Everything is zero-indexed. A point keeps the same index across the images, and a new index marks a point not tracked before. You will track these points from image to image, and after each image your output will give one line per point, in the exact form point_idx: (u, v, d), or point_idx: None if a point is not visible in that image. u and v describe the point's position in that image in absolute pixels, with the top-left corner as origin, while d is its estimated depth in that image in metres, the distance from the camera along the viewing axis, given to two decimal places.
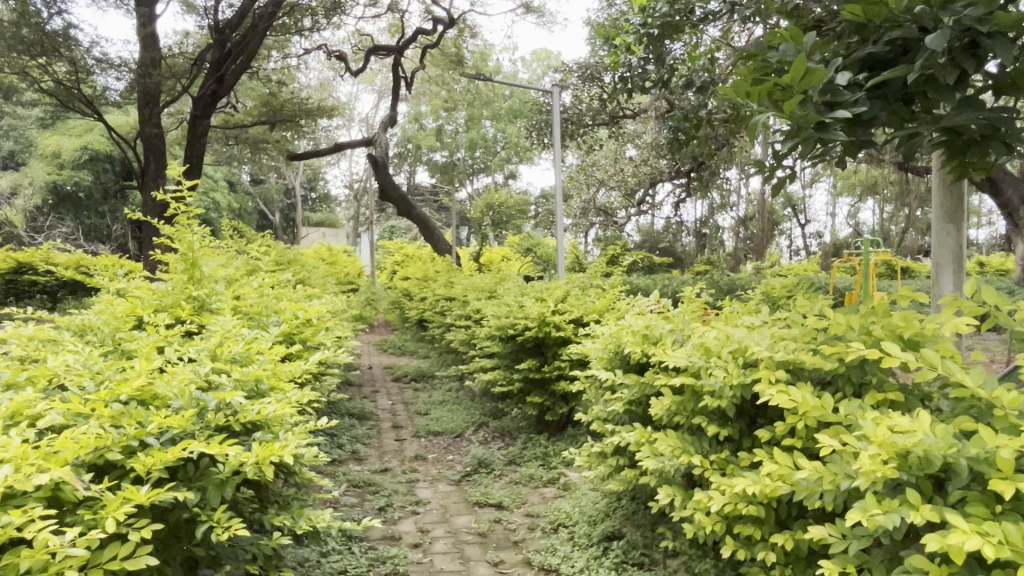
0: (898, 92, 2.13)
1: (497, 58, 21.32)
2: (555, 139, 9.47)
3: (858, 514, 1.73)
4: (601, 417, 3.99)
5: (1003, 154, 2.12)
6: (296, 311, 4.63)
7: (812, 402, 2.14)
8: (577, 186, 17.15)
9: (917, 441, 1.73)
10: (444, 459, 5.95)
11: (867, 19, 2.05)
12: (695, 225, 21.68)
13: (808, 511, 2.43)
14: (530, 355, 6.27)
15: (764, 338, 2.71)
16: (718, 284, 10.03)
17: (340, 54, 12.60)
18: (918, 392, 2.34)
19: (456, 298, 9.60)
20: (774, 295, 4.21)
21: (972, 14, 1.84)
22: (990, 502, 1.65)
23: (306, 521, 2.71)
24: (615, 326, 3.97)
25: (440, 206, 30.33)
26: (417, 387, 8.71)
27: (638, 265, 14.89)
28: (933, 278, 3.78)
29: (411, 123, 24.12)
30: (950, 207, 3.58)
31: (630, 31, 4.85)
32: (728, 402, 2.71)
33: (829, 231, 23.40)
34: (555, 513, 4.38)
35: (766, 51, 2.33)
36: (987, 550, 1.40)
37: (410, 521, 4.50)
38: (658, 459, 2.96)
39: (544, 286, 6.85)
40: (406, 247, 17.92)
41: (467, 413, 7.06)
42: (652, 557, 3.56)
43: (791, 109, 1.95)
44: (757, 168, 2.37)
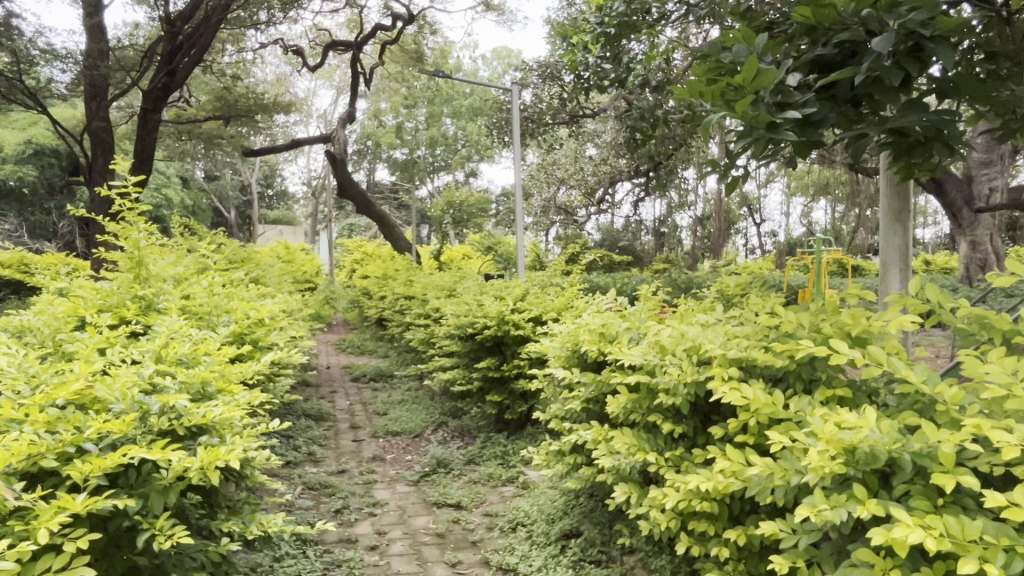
0: (846, 93, 2.17)
1: (457, 55, 21.20)
2: (515, 137, 9.46)
3: (806, 510, 1.75)
4: (559, 416, 3.99)
5: (946, 155, 2.17)
6: (247, 311, 4.53)
7: (762, 399, 2.16)
8: (537, 185, 17.16)
9: (863, 437, 1.75)
10: (402, 459, 5.89)
11: (817, 21, 2.10)
12: (653, 224, 21.97)
13: (761, 506, 2.46)
14: (489, 354, 6.25)
15: (717, 336, 2.74)
16: (676, 283, 10.13)
17: (296, 49, 12.35)
18: (865, 387, 2.38)
19: (415, 296, 9.52)
20: (730, 293, 4.24)
21: (916, 18, 1.89)
22: (933, 495, 1.68)
23: (257, 526, 2.66)
24: (573, 324, 3.98)
25: (400, 204, 30.05)
26: (375, 387, 8.60)
27: (598, 263, 14.98)
28: (881, 277, 3.87)
29: (370, 120, 23.87)
30: (897, 207, 3.66)
31: (588, 29, 4.85)
32: (683, 399, 2.73)
33: (783, 230, 23.89)
34: (513, 512, 4.36)
35: (720, 52, 2.35)
36: (928, 543, 1.42)
37: (367, 523, 4.44)
38: (615, 457, 2.96)
39: (503, 285, 6.82)
40: (364, 245, 17.71)
41: (426, 412, 7.00)
42: (609, 555, 3.57)
43: (743, 108, 1.97)
44: (713, 167, 2.39)
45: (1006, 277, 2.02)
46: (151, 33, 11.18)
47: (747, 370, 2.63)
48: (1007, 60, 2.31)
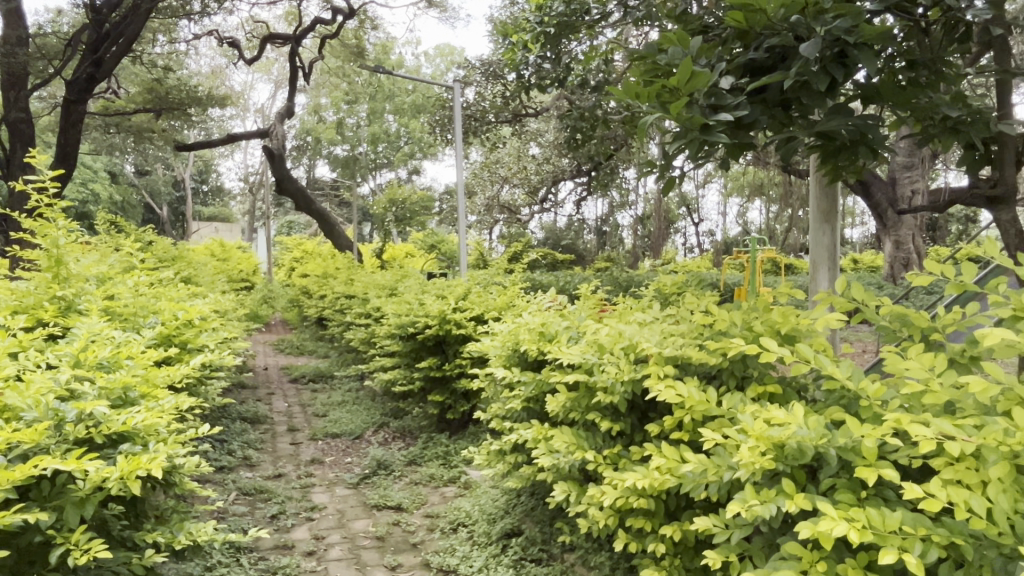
0: (776, 97, 2.23)
1: (400, 51, 20.96)
2: (458, 134, 9.42)
3: (737, 506, 1.78)
4: (500, 416, 3.98)
5: (870, 159, 2.25)
6: (175, 311, 4.39)
7: (696, 396, 2.20)
8: (481, 183, 17.12)
9: (791, 433, 1.80)
10: (342, 461, 5.78)
11: (748, 25, 2.15)
12: (595, 223, 22.27)
13: (695, 502, 2.50)
14: (430, 353, 6.19)
15: (653, 334, 2.78)
16: (618, 281, 10.26)
17: (232, 41, 11.94)
18: (795, 383, 2.44)
19: (356, 295, 9.37)
20: (668, 291, 4.31)
21: (841, 25, 1.96)
22: (856, 487, 1.73)
23: (186, 536, 2.58)
24: (513, 323, 3.98)
25: (341, 201, 29.60)
26: (315, 388, 8.41)
27: (541, 262, 15.04)
28: (810, 275, 3.99)
29: (310, 116, 23.40)
30: (826, 208, 3.79)
31: (528, 28, 4.85)
32: (620, 398, 2.75)
33: (720, 230, 24.50)
34: (454, 513, 4.34)
35: (656, 53, 2.38)
36: (851, 535, 1.46)
37: (303, 529, 4.34)
38: (554, 455, 2.98)
39: (445, 283, 6.78)
40: (304, 243, 17.34)
41: (367, 413, 6.90)
42: (550, 552, 3.59)
43: (677, 111, 2.00)
44: (651, 167, 2.41)
45: (924, 276, 2.10)
46: (76, 21, 10.66)
47: (682, 368, 2.67)
48: (926, 69, 2.41)
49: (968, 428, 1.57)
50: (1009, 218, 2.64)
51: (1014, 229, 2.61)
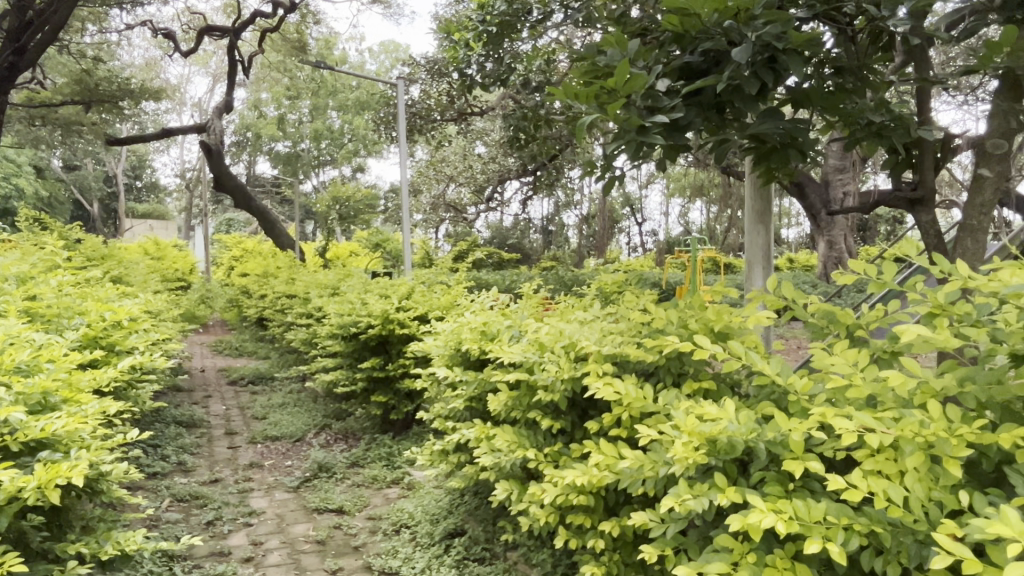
0: (710, 100, 2.28)
1: (343, 46, 20.63)
2: (402, 132, 9.34)
3: (671, 501, 1.81)
4: (442, 415, 3.96)
5: (799, 161, 2.33)
6: (103, 312, 4.22)
7: (633, 393, 2.23)
8: (426, 181, 17.03)
9: (721, 429, 1.84)
10: (282, 465, 5.66)
11: (683, 29, 2.19)
12: (540, 223, 22.43)
13: (634, 497, 2.55)
14: (373, 353, 6.11)
15: (593, 333, 2.84)
16: (562, 280, 10.36)
17: (167, 33, 11.52)
18: (729, 379, 2.51)
19: (297, 295, 9.19)
20: (608, 289, 4.37)
21: (771, 31, 2.01)
22: (783, 480, 1.79)
23: (113, 546, 2.49)
24: (456, 322, 3.96)
25: (283, 199, 29.00)
26: (254, 391, 8.20)
27: (486, 261, 15.05)
28: (745, 273, 4.11)
29: (250, 111, 22.84)
30: (760, 209, 3.91)
31: (471, 26, 4.85)
32: (560, 396, 2.78)
33: (663, 230, 24.98)
34: (397, 514, 4.30)
35: (595, 55, 2.41)
36: (778, 527, 1.51)
37: (241, 534, 4.23)
38: (496, 454, 2.98)
39: (388, 283, 6.70)
40: (244, 242, 16.89)
41: (308, 415, 6.77)
42: (492, 551, 3.60)
43: (615, 113, 2.03)
44: (591, 168, 2.44)
45: (850, 276, 2.18)
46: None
47: (621, 365, 2.71)
48: (852, 75, 2.49)
49: (886, 421, 1.64)
50: (929, 219, 2.77)
51: (933, 229, 2.75)
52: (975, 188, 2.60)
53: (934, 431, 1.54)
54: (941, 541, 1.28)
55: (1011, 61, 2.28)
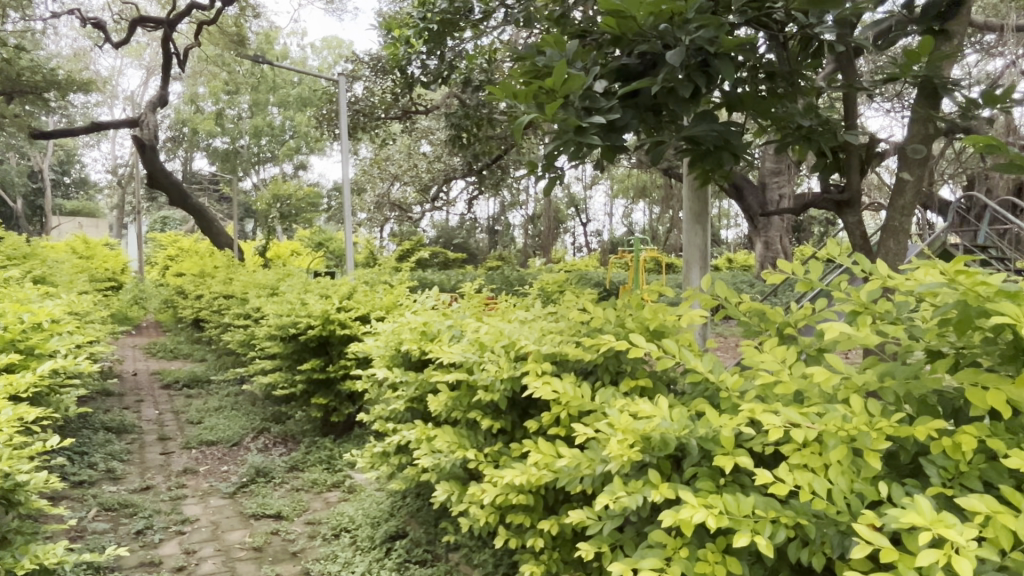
0: (647, 102, 2.30)
1: (284, 41, 20.19)
2: (344, 129, 9.20)
3: (606, 498, 1.83)
4: (383, 417, 3.90)
5: (732, 163, 2.38)
6: (22, 314, 4.03)
7: (571, 393, 2.24)
8: (371, 180, 16.83)
9: (655, 426, 1.86)
10: (217, 471, 5.49)
11: (621, 31, 2.19)
12: (486, 223, 22.51)
13: (573, 496, 2.56)
14: (314, 354, 5.99)
15: (532, 333, 2.85)
16: (507, 281, 10.37)
17: (97, 22, 11.03)
18: (665, 377, 2.55)
19: (235, 295, 8.95)
20: (550, 289, 4.38)
21: (704, 35, 2.05)
22: (716, 476, 1.82)
23: (30, 560, 2.37)
24: (396, 322, 3.91)
25: (221, 196, 28.23)
26: (189, 394, 7.94)
27: (431, 261, 14.96)
28: (683, 272, 4.19)
29: (186, 106, 22.13)
30: (698, 210, 3.99)
31: (412, 24, 4.80)
32: (500, 395, 2.77)
33: (607, 230, 25.33)
34: (337, 518, 4.23)
35: (535, 55, 2.41)
36: (709, 522, 1.53)
37: (173, 543, 4.09)
38: (436, 455, 2.96)
39: (328, 283, 6.57)
40: (179, 241, 16.36)
41: (246, 418, 6.60)
42: (435, 553, 3.57)
43: (553, 113, 2.02)
44: (531, 168, 2.44)
45: (779, 275, 2.24)
46: None
47: (561, 365, 2.73)
48: (783, 80, 2.56)
49: (812, 416, 1.69)
50: (855, 221, 2.87)
51: (859, 230, 2.85)
52: (897, 191, 2.71)
53: (855, 425, 1.59)
54: (861, 532, 1.32)
55: (929, 69, 2.38)
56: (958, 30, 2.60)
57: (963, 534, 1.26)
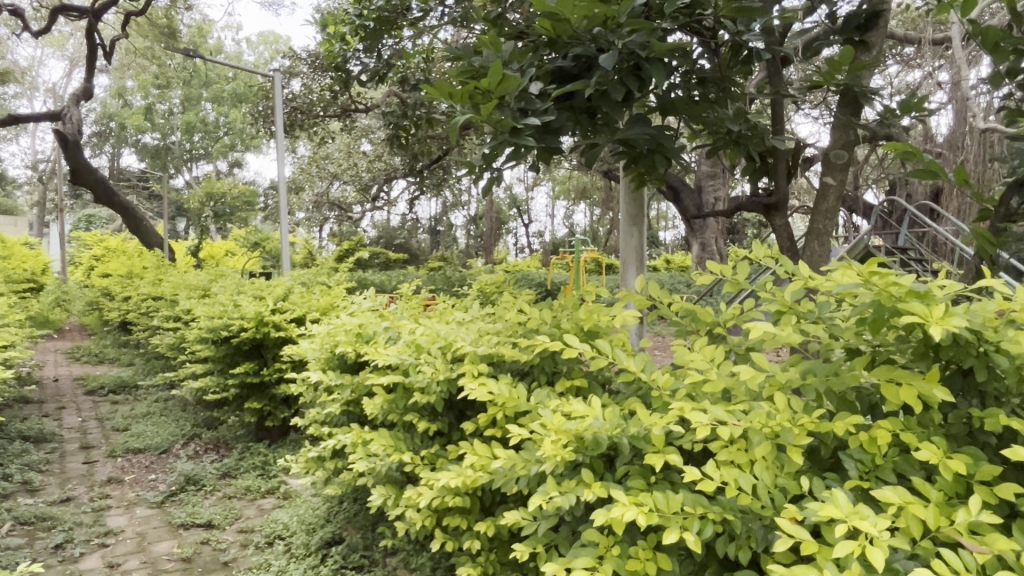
0: (582, 103, 2.32)
1: (218, 34, 19.62)
2: (279, 126, 8.98)
3: (540, 499, 1.83)
4: (318, 421, 3.81)
5: (665, 166, 2.43)
6: None
7: (507, 393, 2.24)
8: (309, 178, 16.50)
9: (587, 426, 1.87)
10: (144, 479, 5.27)
11: (556, 33, 2.19)
12: (428, 224, 22.42)
13: (509, 497, 2.56)
14: (247, 358, 5.82)
15: (469, 334, 2.85)
16: (447, 281, 10.31)
17: (15, 9, 10.39)
18: (600, 376, 2.58)
19: (164, 297, 8.63)
20: (488, 290, 4.37)
21: (636, 40, 2.08)
22: (647, 474, 1.85)
23: None
24: (331, 325, 3.83)
25: (152, 194, 27.24)
26: (115, 400, 7.61)
27: (371, 261, 14.77)
28: (619, 273, 4.24)
29: (113, 99, 21.24)
30: (634, 211, 4.05)
31: (349, 21, 4.72)
32: (436, 397, 2.75)
33: (548, 231, 25.55)
34: (271, 525, 4.12)
35: (470, 55, 2.40)
36: (639, 520, 1.54)
37: (95, 557, 3.91)
38: (371, 459, 2.91)
39: (263, 284, 6.40)
40: (105, 240, 15.67)
41: (176, 425, 6.36)
42: (372, 558, 3.51)
43: (488, 113, 2.00)
44: (469, 169, 2.42)
45: (708, 276, 2.29)
46: None
47: (497, 366, 2.73)
48: (714, 86, 2.62)
49: (738, 413, 1.73)
50: (783, 224, 2.95)
51: (786, 232, 2.94)
52: (821, 195, 2.81)
53: (779, 422, 1.65)
54: (784, 527, 1.36)
55: (849, 78, 2.47)
56: (876, 41, 2.71)
57: (877, 525, 1.31)
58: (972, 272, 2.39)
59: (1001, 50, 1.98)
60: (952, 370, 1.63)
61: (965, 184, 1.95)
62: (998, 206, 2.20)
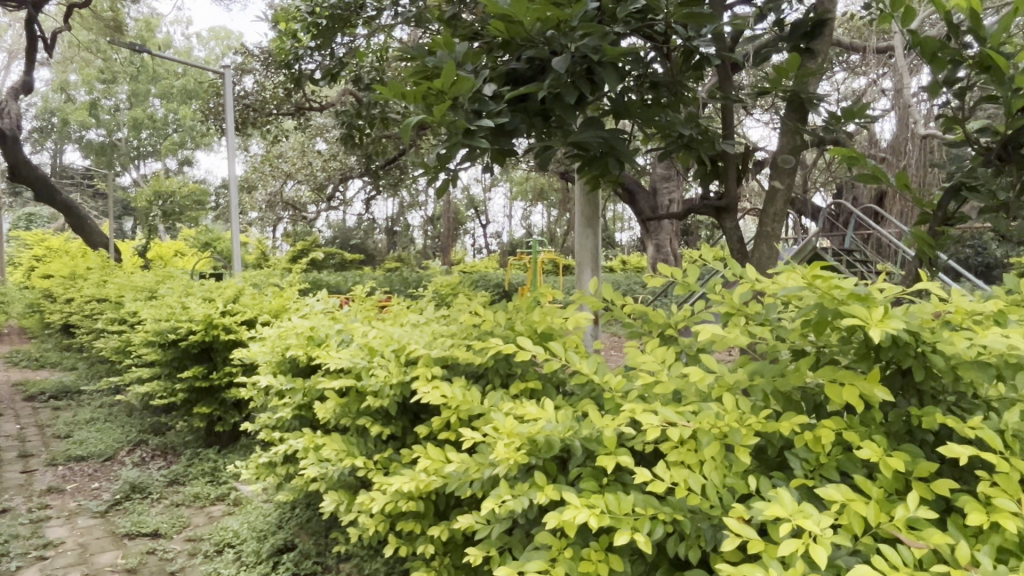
0: (536, 106, 2.33)
1: (167, 28, 19.11)
2: (230, 124, 8.79)
3: (492, 502, 1.82)
4: (269, 426, 3.74)
5: (618, 169, 2.45)
6: None
7: (460, 397, 2.23)
8: (262, 177, 16.21)
9: (539, 429, 1.88)
10: (87, 488, 5.09)
11: (509, 35, 2.18)
12: (384, 224, 22.22)
13: (463, 500, 2.55)
14: (196, 361, 5.68)
15: (423, 337, 2.83)
16: (403, 282, 10.24)
17: None
18: (554, 378, 2.58)
19: (109, 299, 8.36)
20: (443, 292, 4.35)
21: (589, 43, 2.09)
22: (599, 475, 1.86)
23: None
24: (282, 328, 3.76)
25: (98, 193, 26.43)
26: (57, 406, 7.33)
27: (326, 261, 14.58)
28: (575, 274, 4.26)
29: (55, 93, 20.49)
30: (589, 213, 4.07)
31: (300, 18, 4.61)
32: (389, 401, 2.72)
33: (506, 232, 25.61)
34: (221, 533, 4.02)
35: (424, 56, 2.38)
36: (591, 522, 1.55)
37: (33, 571, 3.76)
38: (324, 465, 2.87)
39: (212, 285, 6.23)
40: (46, 240, 15.11)
41: (121, 431, 6.15)
42: (325, 564, 3.45)
43: (441, 115, 1.98)
44: (424, 170, 2.39)
45: (659, 279, 2.32)
46: None
47: (451, 369, 2.71)
48: (667, 90, 2.65)
49: (688, 415, 1.76)
50: (733, 227, 3.00)
51: (736, 235, 2.99)
52: (770, 198, 2.87)
53: (728, 423, 1.67)
54: (732, 526, 1.38)
55: (796, 85, 2.52)
56: (821, 49, 2.78)
57: (820, 523, 1.34)
58: (910, 274, 2.47)
59: (939, 60, 2.07)
60: (892, 370, 1.68)
61: (906, 188, 2.02)
62: (937, 210, 2.28)
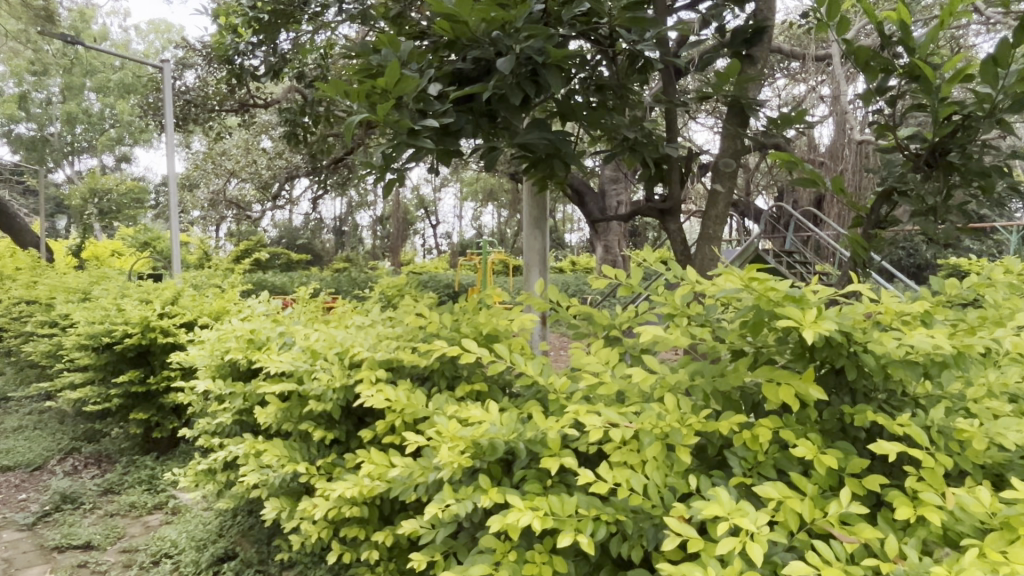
0: (482, 107, 2.32)
1: (103, 20, 18.45)
2: (169, 118, 8.52)
3: (435, 506, 1.80)
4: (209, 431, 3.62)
5: (564, 171, 2.45)
6: None
7: (404, 400, 2.20)
8: (204, 175, 15.80)
9: (484, 432, 1.87)
10: (13, 500, 4.86)
11: (454, 35, 2.16)
12: (333, 224, 21.92)
13: (407, 505, 2.52)
14: (132, 366, 5.48)
15: (367, 339, 2.79)
16: (350, 283, 10.11)
17: None
18: (499, 380, 2.57)
19: (38, 301, 8.01)
20: (389, 293, 4.30)
21: (533, 45, 2.09)
22: (543, 477, 1.87)
23: None
24: (221, 330, 3.65)
25: (28, 190, 25.34)
26: None
27: (271, 262, 14.29)
28: (522, 275, 4.26)
29: None
30: (536, 213, 4.08)
31: (241, 12, 4.48)
32: (333, 405, 2.67)
33: (456, 232, 25.55)
34: (157, 543, 3.88)
35: (369, 53, 2.34)
36: (535, 523, 1.54)
37: None
38: (265, 471, 2.80)
39: (150, 286, 6.02)
40: None
41: (52, 439, 5.88)
42: (267, 572, 3.37)
43: (384, 114, 1.95)
44: (369, 169, 2.35)
45: (603, 280, 2.33)
46: None
47: (395, 371, 2.68)
48: (613, 93, 2.67)
49: (629, 415, 1.78)
50: (676, 228, 3.05)
51: (679, 235, 3.04)
52: (711, 201, 2.93)
53: (668, 423, 1.69)
54: (672, 525, 1.39)
55: (737, 90, 2.57)
56: (760, 55, 2.84)
57: (756, 521, 1.36)
58: (845, 274, 2.55)
59: (871, 69, 2.17)
60: (826, 369, 1.73)
61: (839, 192, 2.09)
62: (870, 213, 2.37)
